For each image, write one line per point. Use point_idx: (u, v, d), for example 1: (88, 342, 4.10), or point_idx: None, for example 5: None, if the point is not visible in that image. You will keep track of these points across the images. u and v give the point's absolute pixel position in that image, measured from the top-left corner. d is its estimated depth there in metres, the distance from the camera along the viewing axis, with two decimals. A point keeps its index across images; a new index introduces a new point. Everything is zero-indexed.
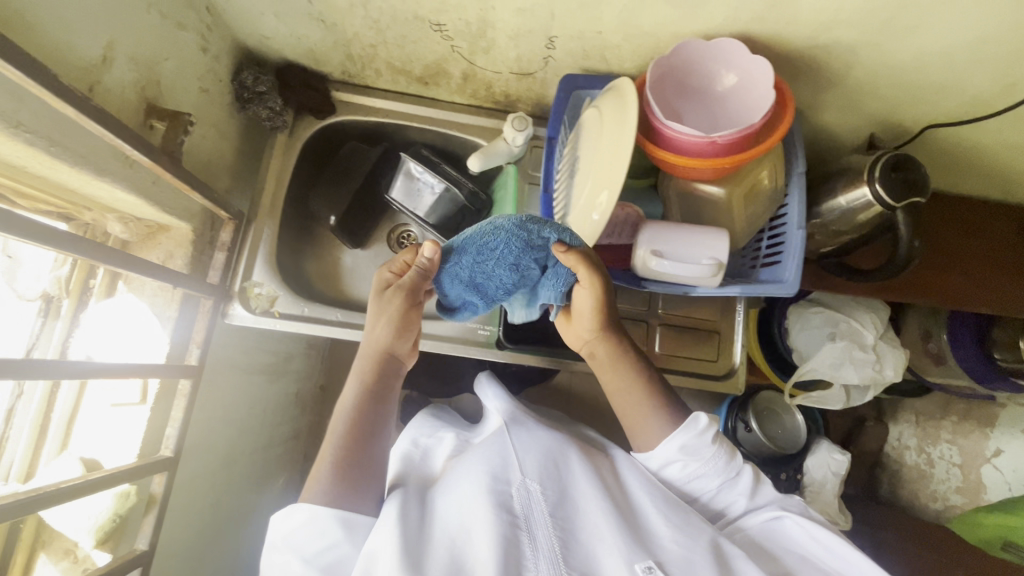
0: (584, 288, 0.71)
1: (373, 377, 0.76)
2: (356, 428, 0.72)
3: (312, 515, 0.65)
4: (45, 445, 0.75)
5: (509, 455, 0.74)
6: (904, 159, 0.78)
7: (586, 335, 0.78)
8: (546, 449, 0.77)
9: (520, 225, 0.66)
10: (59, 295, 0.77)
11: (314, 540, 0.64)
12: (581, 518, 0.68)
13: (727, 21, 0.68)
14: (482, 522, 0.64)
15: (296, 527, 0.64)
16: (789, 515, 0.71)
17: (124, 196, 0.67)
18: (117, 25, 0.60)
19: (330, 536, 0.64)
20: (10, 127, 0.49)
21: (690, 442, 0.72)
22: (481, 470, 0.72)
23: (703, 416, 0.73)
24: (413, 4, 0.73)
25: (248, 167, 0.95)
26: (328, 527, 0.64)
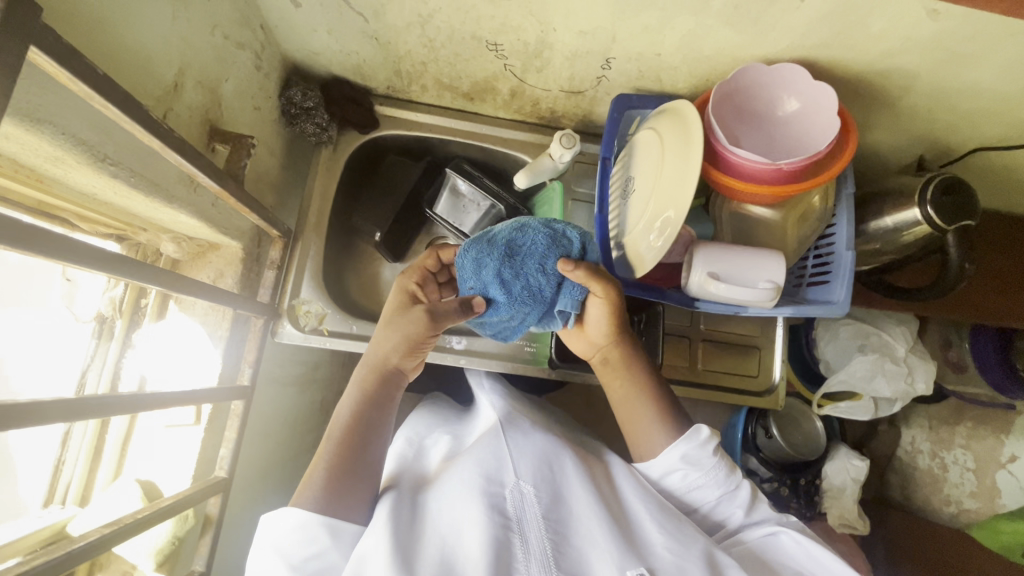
0: (595, 300, 0.69)
1: (374, 387, 0.70)
2: (353, 434, 0.67)
3: (303, 523, 0.59)
4: (100, 468, 0.75)
5: (502, 453, 0.69)
6: (954, 183, 0.79)
7: (598, 340, 0.75)
8: (538, 449, 0.71)
9: (545, 225, 0.67)
10: (113, 315, 0.76)
11: (303, 547, 0.58)
12: (574, 523, 0.63)
13: (791, 46, 0.69)
14: (473, 523, 0.59)
15: (285, 531, 0.59)
16: (785, 531, 0.66)
17: (187, 219, 0.67)
18: (186, 49, 0.59)
19: (322, 543, 0.59)
20: (97, 161, 0.48)
21: (692, 451, 0.68)
22: (472, 469, 0.66)
23: (705, 427, 0.69)
24: (473, 24, 0.73)
25: (290, 182, 0.94)
26: (319, 534, 0.59)
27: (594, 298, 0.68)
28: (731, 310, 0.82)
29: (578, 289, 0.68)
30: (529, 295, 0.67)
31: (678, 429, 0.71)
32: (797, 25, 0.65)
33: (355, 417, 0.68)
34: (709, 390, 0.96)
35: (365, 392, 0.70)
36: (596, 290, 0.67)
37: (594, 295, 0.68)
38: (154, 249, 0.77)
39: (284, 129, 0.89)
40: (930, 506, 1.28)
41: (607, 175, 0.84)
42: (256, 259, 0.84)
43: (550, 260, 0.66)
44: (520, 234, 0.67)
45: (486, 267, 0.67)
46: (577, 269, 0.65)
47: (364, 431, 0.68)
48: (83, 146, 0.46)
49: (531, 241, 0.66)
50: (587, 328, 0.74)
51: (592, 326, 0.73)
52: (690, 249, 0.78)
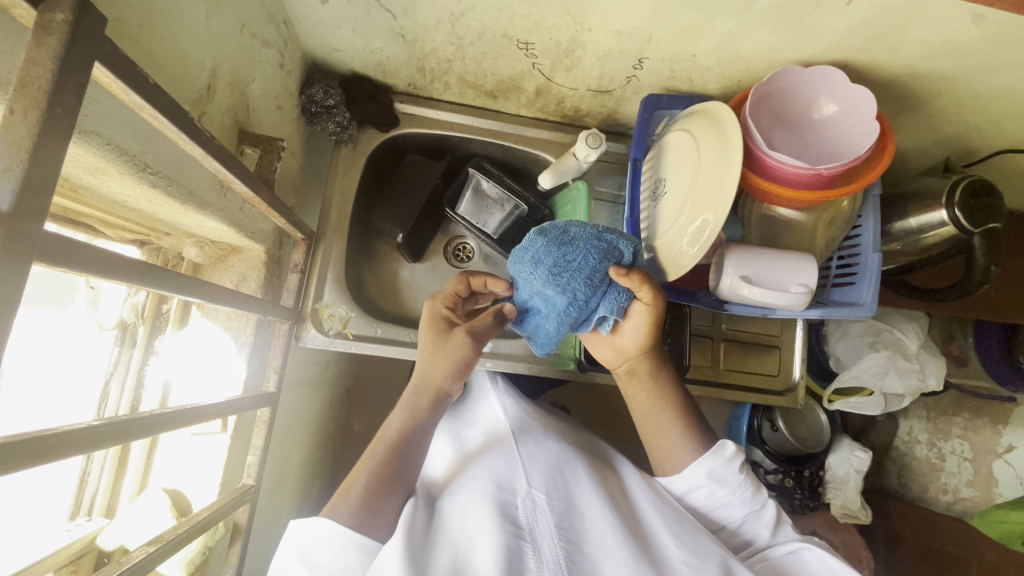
0: (639, 309, 0.67)
1: (425, 412, 0.68)
2: (396, 459, 0.65)
3: (331, 535, 0.58)
4: (125, 478, 0.74)
5: (514, 464, 0.68)
6: (982, 185, 0.79)
7: (628, 351, 0.73)
8: (548, 458, 0.70)
9: (597, 235, 0.64)
10: (135, 322, 0.75)
11: (330, 560, 0.57)
12: (587, 532, 0.61)
13: (829, 48, 0.68)
14: (484, 532, 0.58)
15: (314, 543, 0.58)
16: (809, 547, 0.67)
17: (215, 224, 0.65)
18: (219, 50, 0.57)
19: (350, 560, 0.58)
20: (138, 171, 0.46)
21: (719, 468, 0.69)
22: (484, 479, 0.66)
23: (731, 444, 0.70)
24: (506, 23, 0.71)
25: (308, 182, 0.92)
26: (346, 549, 0.58)
27: (638, 305, 0.67)
28: (760, 312, 0.82)
29: (623, 294, 0.66)
30: (573, 303, 0.65)
31: (703, 442, 0.72)
32: (839, 28, 0.64)
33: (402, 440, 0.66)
34: (731, 390, 0.96)
35: (415, 415, 0.68)
36: (642, 295, 0.66)
37: (638, 300, 0.67)
38: (175, 253, 0.75)
39: (303, 127, 0.87)
40: (928, 495, 1.30)
41: (636, 176, 0.83)
42: (278, 262, 0.82)
43: (600, 269, 0.64)
44: (570, 243, 0.64)
45: (531, 275, 0.66)
46: (625, 274, 0.63)
47: (406, 451, 0.66)
48: (126, 156, 0.44)
49: (582, 252, 0.63)
50: (619, 337, 0.72)
51: (626, 334, 0.71)
52: (721, 252, 0.77)
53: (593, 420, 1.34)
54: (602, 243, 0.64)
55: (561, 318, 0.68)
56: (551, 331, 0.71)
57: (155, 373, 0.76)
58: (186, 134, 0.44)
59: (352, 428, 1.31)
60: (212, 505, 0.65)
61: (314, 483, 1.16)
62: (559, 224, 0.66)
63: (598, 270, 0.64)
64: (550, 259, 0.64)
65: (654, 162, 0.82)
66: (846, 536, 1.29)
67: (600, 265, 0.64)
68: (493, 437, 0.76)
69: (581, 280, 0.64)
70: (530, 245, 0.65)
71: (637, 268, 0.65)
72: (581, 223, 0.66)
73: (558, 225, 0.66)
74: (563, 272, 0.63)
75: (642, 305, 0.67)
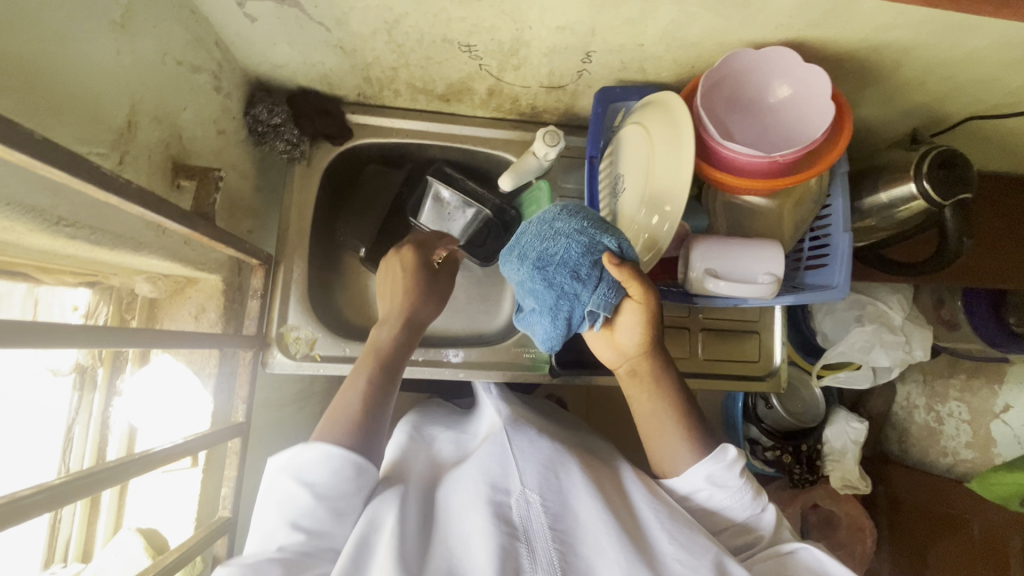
0: (631, 305, 0.64)
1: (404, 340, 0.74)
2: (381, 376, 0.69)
3: (327, 455, 0.59)
4: (100, 521, 0.74)
5: (508, 461, 0.66)
6: (950, 154, 0.77)
7: (627, 351, 0.69)
8: (541, 456, 0.68)
9: (581, 228, 0.62)
10: (93, 364, 0.74)
11: (324, 475, 0.58)
12: (581, 532, 0.60)
13: (779, 28, 0.65)
14: (479, 533, 0.56)
15: (307, 459, 0.59)
16: (807, 547, 0.64)
17: (158, 262, 0.63)
18: (137, 84, 0.55)
19: (344, 477, 0.59)
20: (51, 224, 0.45)
21: (719, 472, 0.66)
22: (478, 478, 0.64)
23: (733, 447, 0.67)
24: (443, 26, 0.68)
25: (264, 203, 0.90)
26: (340, 465, 0.59)
27: (628, 303, 0.63)
28: (731, 302, 0.80)
29: (612, 289, 0.63)
30: (560, 298, 0.65)
31: (703, 445, 0.69)
32: (786, 8, 0.61)
33: (382, 361, 0.71)
34: (711, 379, 0.95)
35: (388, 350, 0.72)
36: (634, 293, 0.62)
37: (629, 298, 0.64)
38: (129, 291, 0.75)
39: (253, 149, 0.85)
40: (928, 459, 1.28)
41: (595, 173, 0.80)
42: (238, 288, 0.81)
43: (584, 262, 0.62)
44: (551, 237, 0.63)
45: (521, 271, 0.67)
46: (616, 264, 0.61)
47: (384, 381, 0.69)
48: (36, 214, 0.43)
49: (563, 244, 0.62)
50: (616, 336, 0.68)
51: (622, 331, 0.67)
52: (687, 243, 0.75)
53: (585, 414, 1.33)
54: (584, 235, 0.62)
55: (553, 314, 0.67)
56: (549, 329, 0.69)
57: (119, 413, 0.76)
58: (94, 184, 0.42)
59: None
60: (187, 542, 0.64)
61: None
62: (553, 213, 0.65)
63: (581, 261, 0.62)
64: (534, 253, 0.65)
65: (612, 157, 0.80)
66: (848, 506, 1.29)
67: (583, 257, 0.62)
68: (489, 435, 0.74)
69: (563, 272, 0.63)
70: (518, 242, 0.67)
71: (628, 261, 0.62)
72: (568, 215, 0.64)
73: (544, 218, 0.65)
74: (546, 265, 0.63)
75: (635, 300, 0.63)
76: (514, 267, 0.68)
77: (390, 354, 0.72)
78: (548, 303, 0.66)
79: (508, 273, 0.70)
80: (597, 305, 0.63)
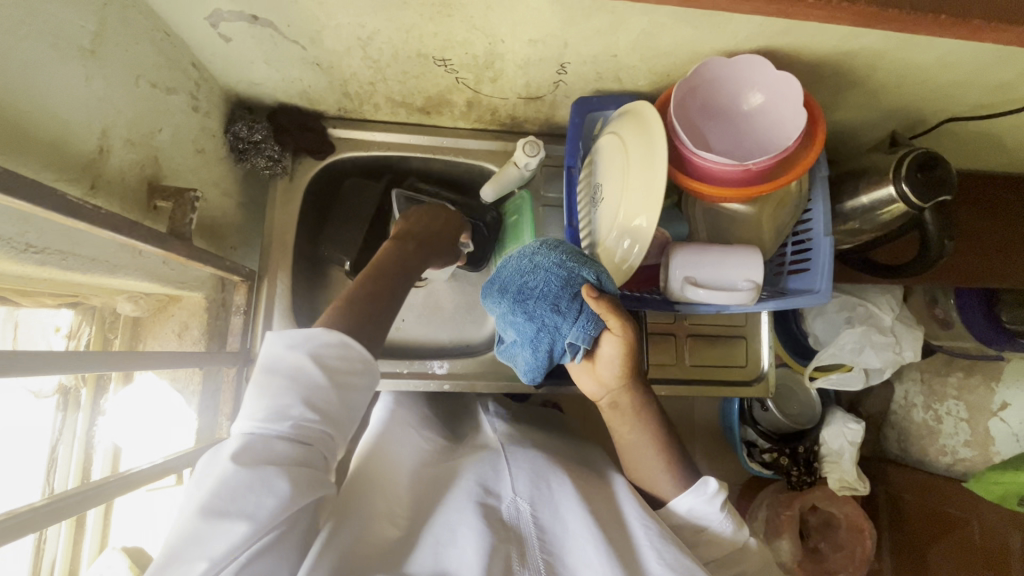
0: (611, 337, 0.64)
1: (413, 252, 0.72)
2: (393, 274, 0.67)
3: (343, 341, 0.56)
4: (85, 543, 0.75)
5: (501, 471, 0.67)
6: (929, 156, 0.77)
7: (608, 383, 0.68)
8: (533, 468, 0.68)
9: (561, 260, 0.63)
10: (76, 385, 0.75)
11: (341, 363, 0.55)
12: (567, 547, 0.58)
13: (750, 37, 0.65)
14: (470, 529, 0.56)
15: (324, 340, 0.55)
16: None
17: (137, 282, 0.64)
18: (110, 108, 0.56)
19: (355, 373, 0.56)
20: (20, 251, 0.45)
21: (698, 506, 0.65)
22: (471, 483, 0.64)
23: (713, 479, 0.66)
24: (416, 42, 0.69)
25: (248, 218, 0.91)
26: (354, 363, 0.56)
27: (608, 335, 0.63)
28: (714, 309, 0.80)
29: (592, 322, 0.62)
30: (542, 331, 0.64)
31: (685, 477, 0.69)
32: (754, 17, 0.61)
33: (396, 256, 0.70)
34: (698, 386, 0.94)
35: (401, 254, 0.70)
36: (614, 327, 0.62)
37: (609, 330, 0.63)
38: (112, 311, 0.75)
39: (235, 165, 0.86)
40: (926, 459, 1.27)
41: (574, 183, 0.83)
42: (222, 305, 0.81)
43: (563, 294, 0.62)
44: (532, 270, 0.64)
45: (503, 304, 0.67)
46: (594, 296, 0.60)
47: (399, 276, 0.67)
48: (5, 244, 0.44)
49: (542, 277, 0.63)
50: (597, 369, 0.67)
51: (603, 364, 0.66)
52: (666, 252, 0.75)
53: (579, 420, 1.33)
54: (563, 268, 0.62)
55: (535, 347, 0.66)
56: (533, 362, 0.68)
57: (103, 433, 0.76)
58: (58, 211, 0.43)
59: None
60: None
61: None
62: (534, 248, 0.66)
63: (561, 295, 0.62)
64: (516, 287, 0.65)
65: (590, 166, 0.80)
66: (848, 508, 1.27)
67: (563, 290, 0.62)
68: (480, 447, 0.75)
69: (543, 306, 0.62)
70: (501, 275, 0.68)
71: (606, 293, 0.62)
72: (549, 249, 0.65)
73: (526, 252, 0.66)
74: (526, 299, 0.64)
75: (616, 334, 0.63)
76: (497, 300, 0.68)
77: (405, 252, 0.71)
78: (529, 336, 0.66)
79: (490, 307, 0.71)
80: (576, 339, 0.63)
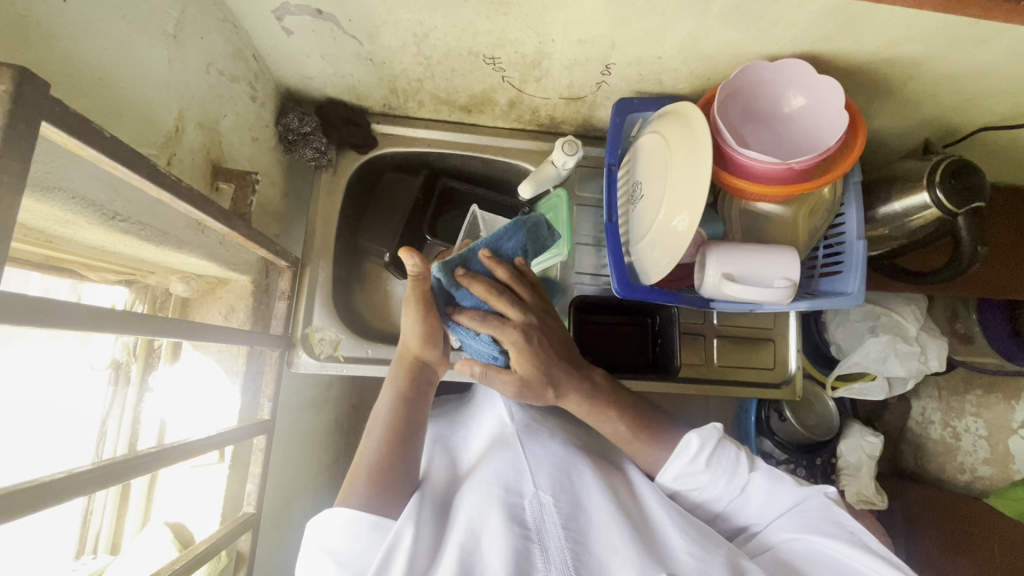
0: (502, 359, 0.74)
1: (409, 383, 0.72)
2: (395, 431, 0.68)
3: (348, 520, 0.60)
4: (128, 519, 0.80)
5: (521, 466, 0.67)
6: (963, 164, 0.78)
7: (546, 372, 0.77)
8: (554, 459, 0.69)
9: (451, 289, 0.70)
10: (127, 360, 0.80)
11: (350, 544, 0.59)
12: (594, 532, 0.60)
13: (794, 41, 0.67)
14: (494, 535, 0.58)
15: (331, 531, 0.60)
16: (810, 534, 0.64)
17: (197, 261, 0.67)
18: (185, 92, 0.59)
19: (366, 540, 0.60)
20: (109, 219, 0.50)
21: (685, 469, 0.70)
22: (490, 481, 0.64)
23: (694, 438, 0.69)
24: (469, 40, 0.71)
25: (291, 209, 0.94)
26: (364, 531, 0.60)
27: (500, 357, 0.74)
28: (747, 307, 0.82)
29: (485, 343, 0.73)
30: None
31: (671, 441, 0.74)
32: (801, 21, 0.63)
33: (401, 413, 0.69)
34: (725, 387, 0.95)
35: (400, 405, 0.70)
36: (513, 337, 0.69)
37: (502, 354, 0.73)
38: (163, 290, 0.78)
39: (283, 156, 0.88)
40: (945, 475, 1.26)
41: (613, 180, 0.84)
42: (266, 291, 0.83)
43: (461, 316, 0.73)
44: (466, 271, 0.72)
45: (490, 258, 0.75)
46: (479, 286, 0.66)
47: (405, 436, 0.68)
48: (94, 207, 0.48)
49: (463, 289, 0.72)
50: None
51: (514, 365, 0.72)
52: (703, 249, 0.77)
53: None
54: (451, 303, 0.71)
55: None
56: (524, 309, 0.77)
57: (150, 408, 0.81)
58: (150, 180, 0.45)
59: None
60: (213, 537, 0.65)
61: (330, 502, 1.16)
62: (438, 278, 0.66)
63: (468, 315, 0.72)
64: None
65: (630, 165, 0.83)
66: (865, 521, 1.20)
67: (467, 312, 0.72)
68: (496, 441, 0.74)
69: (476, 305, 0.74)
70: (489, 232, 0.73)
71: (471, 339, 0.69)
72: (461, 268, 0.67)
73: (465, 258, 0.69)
74: None
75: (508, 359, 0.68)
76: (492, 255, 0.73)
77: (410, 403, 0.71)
78: None
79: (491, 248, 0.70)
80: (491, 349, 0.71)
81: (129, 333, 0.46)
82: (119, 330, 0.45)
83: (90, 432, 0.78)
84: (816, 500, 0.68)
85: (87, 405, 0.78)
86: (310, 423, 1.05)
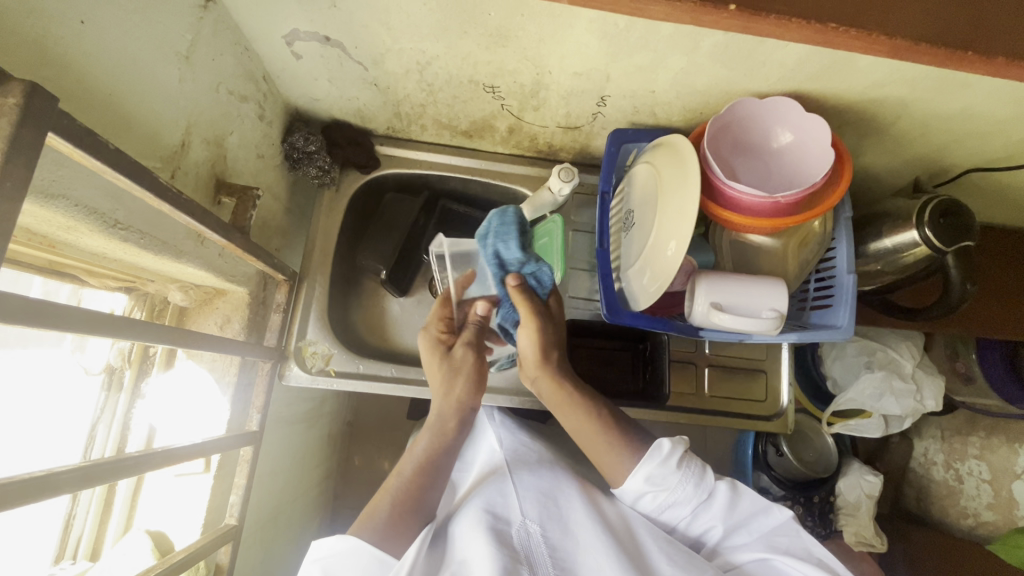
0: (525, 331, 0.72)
1: (450, 432, 0.70)
2: (426, 478, 0.67)
3: (355, 548, 0.60)
4: (110, 526, 0.80)
5: (506, 492, 0.67)
6: (951, 203, 0.79)
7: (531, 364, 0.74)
8: (542, 484, 0.69)
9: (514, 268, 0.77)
10: (121, 366, 0.82)
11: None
12: (581, 558, 0.60)
13: (783, 79, 0.70)
14: (482, 557, 0.57)
15: (336, 560, 0.59)
16: (776, 557, 0.64)
17: (195, 272, 0.69)
18: (194, 109, 0.62)
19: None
20: (109, 226, 0.52)
21: (656, 471, 0.66)
22: (477, 509, 0.64)
23: (666, 442, 0.67)
24: (470, 69, 0.74)
25: (291, 224, 0.96)
26: (370, 566, 0.60)
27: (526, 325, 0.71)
28: (736, 337, 0.82)
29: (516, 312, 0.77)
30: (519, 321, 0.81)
31: (639, 449, 0.69)
32: (788, 61, 0.65)
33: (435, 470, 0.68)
34: (716, 416, 0.95)
35: (436, 456, 0.69)
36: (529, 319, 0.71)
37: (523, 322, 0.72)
38: (162, 299, 0.80)
39: (288, 173, 0.91)
40: (948, 520, 1.22)
41: (607, 207, 0.85)
42: (262, 302, 0.85)
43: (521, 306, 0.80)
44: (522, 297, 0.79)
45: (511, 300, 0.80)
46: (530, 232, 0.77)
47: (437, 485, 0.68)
48: (94, 215, 0.50)
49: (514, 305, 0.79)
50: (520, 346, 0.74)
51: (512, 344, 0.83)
52: (693, 279, 0.78)
53: None
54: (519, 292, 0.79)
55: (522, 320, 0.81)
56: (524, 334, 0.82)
57: (142, 414, 0.82)
58: (151, 191, 0.46)
59: (352, 462, 1.28)
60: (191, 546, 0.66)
61: (318, 519, 1.15)
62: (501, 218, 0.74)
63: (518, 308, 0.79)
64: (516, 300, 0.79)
65: (624, 192, 0.85)
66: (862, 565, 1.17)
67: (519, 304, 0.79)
68: (489, 470, 0.73)
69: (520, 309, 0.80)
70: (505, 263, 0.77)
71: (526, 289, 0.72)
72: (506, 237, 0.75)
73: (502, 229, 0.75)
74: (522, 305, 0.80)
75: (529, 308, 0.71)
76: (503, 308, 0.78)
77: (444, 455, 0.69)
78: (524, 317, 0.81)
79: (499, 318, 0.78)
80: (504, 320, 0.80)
81: (124, 338, 0.48)
82: (110, 333, 0.46)
83: (79, 436, 0.79)
84: (785, 525, 0.67)
85: (77, 408, 0.79)
86: (302, 437, 1.05)
